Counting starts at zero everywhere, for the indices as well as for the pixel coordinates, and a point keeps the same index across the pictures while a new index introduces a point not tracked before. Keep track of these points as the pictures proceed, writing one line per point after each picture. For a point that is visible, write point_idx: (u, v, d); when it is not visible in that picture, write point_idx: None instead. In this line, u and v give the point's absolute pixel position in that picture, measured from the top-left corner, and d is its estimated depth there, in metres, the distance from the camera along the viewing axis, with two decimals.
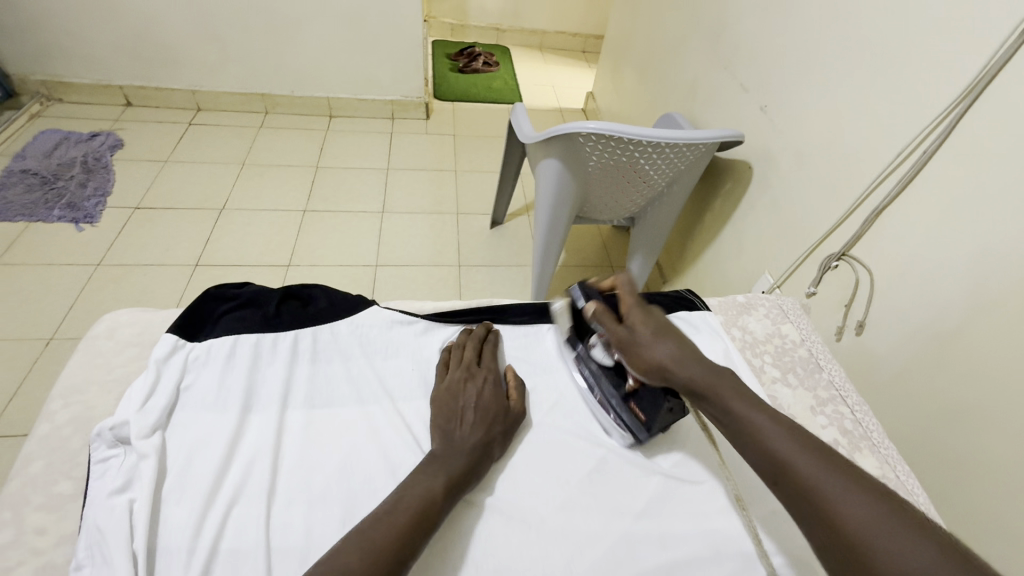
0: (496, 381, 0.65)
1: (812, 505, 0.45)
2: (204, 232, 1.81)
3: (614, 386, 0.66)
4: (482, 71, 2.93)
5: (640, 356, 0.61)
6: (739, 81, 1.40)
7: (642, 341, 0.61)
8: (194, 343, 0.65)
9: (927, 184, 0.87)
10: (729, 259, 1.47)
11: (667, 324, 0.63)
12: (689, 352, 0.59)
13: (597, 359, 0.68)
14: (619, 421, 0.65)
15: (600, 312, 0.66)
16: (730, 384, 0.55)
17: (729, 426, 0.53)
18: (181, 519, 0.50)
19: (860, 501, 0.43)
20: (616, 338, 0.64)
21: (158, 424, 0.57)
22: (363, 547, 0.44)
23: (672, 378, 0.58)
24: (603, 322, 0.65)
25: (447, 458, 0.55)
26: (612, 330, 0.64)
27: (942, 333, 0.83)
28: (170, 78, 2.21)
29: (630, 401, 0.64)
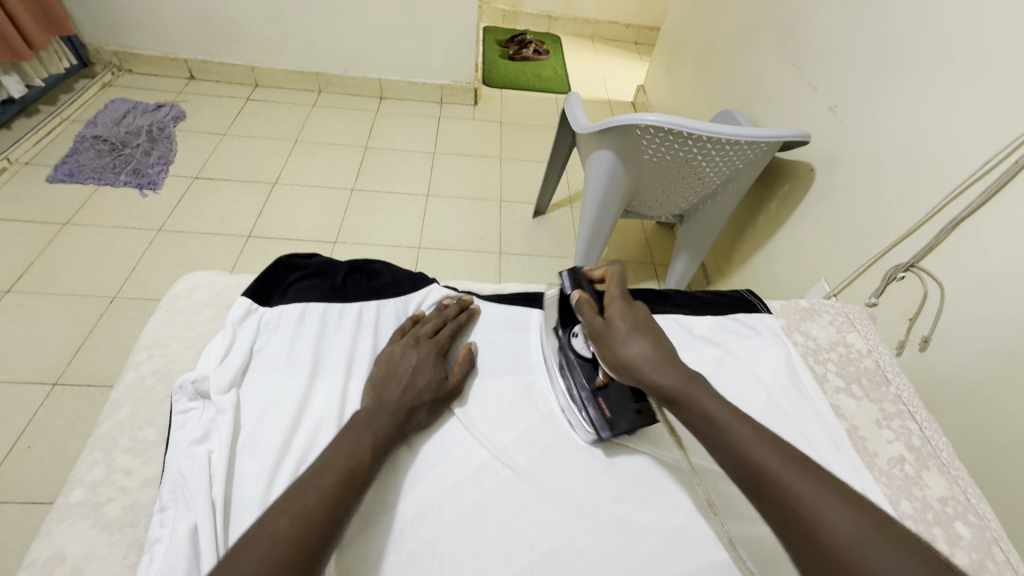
0: (439, 354, 0.65)
1: (785, 513, 0.43)
2: (257, 205, 1.87)
3: (585, 376, 0.64)
4: (533, 58, 2.91)
5: (614, 352, 0.58)
6: (808, 79, 1.35)
7: (616, 336, 0.59)
8: (267, 308, 0.67)
9: (1016, 195, 0.81)
10: (781, 263, 1.42)
11: (646, 321, 0.60)
12: (664, 354, 0.56)
13: (577, 349, 0.65)
14: (586, 415, 0.62)
15: (583, 300, 0.64)
16: (703, 387, 0.53)
17: (698, 425, 0.51)
18: (254, 473, 0.53)
19: (836, 509, 0.42)
20: (593, 328, 0.61)
21: (234, 381, 0.59)
22: (292, 512, 0.45)
23: (645, 382, 0.55)
24: (584, 311, 0.63)
25: (373, 419, 0.55)
26: (591, 320, 0.62)
27: (1020, 355, 0.78)
28: (232, 54, 2.28)
29: (599, 395, 0.62)
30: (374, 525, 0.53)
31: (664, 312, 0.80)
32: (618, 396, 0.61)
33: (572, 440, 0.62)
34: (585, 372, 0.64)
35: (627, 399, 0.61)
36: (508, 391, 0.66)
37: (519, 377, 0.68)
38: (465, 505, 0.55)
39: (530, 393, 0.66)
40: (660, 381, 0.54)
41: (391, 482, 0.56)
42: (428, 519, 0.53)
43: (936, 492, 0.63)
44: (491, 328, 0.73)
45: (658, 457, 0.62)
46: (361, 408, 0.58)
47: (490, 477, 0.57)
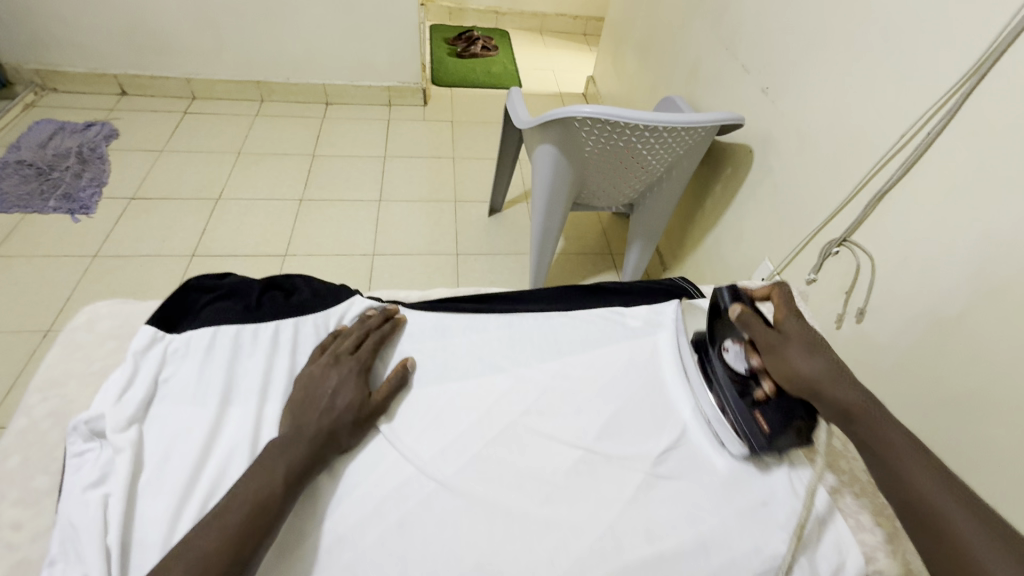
0: (362, 370, 0.62)
1: (965, 567, 0.43)
2: (200, 222, 1.80)
3: (739, 392, 0.63)
4: (481, 55, 2.87)
5: (789, 365, 0.58)
6: (741, 62, 1.36)
7: (792, 352, 0.58)
8: (175, 334, 0.64)
9: (929, 168, 0.84)
10: (729, 246, 1.44)
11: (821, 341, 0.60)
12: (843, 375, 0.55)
13: (730, 364, 0.65)
14: (737, 427, 0.62)
15: (751, 317, 0.63)
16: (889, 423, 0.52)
17: (873, 450, 0.51)
18: (156, 513, 0.50)
19: (1018, 571, 0.41)
20: (764, 340, 0.61)
21: (136, 417, 0.56)
22: (194, 556, 0.43)
23: (823, 398, 0.55)
24: (753, 326, 0.63)
25: (289, 445, 0.53)
26: (761, 334, 0.62)
27: (943, 320, 0.81)
28: (165, 67, 2.18)
29: (757, 409, 0.61)
30: (290, 555, 0.51)
31: (596, 306, 0.79)
32: (784, 407, 0.59)
33: (502, 444, 0.60)
34: (736, 385, 0.63)
35: (793, 414, 0.58)
36: (437, 400, 0.64)
37: (449, 384, 0.66)
38: (389, 524, 0.53)
39: (459, 400, 0.64)
40: (838, 399, 0.54)
41: (311, 508, 0.54)
42: (350, 545, 0.51)
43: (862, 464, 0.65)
44: (419, 335, 0.71)
45: (591, 454, 0.61)
46: (277, 436, 0.55)
47: (415, 492, 0.55)
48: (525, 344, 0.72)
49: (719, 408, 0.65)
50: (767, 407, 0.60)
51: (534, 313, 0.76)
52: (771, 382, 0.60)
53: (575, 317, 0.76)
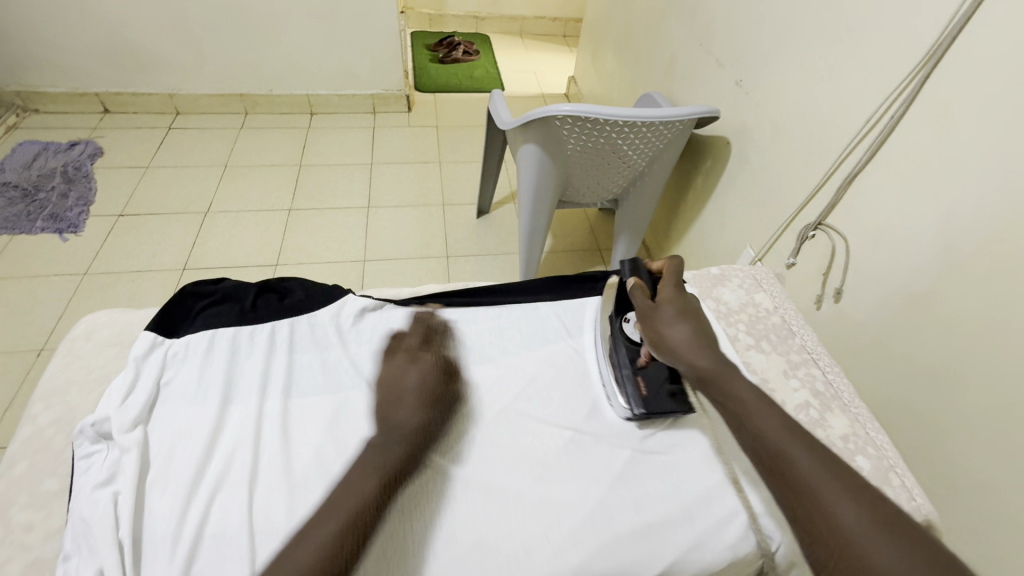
0: None
1: (813, 514, 0.45)
2: (190, 236, 1.81)
3: (628, 359, 0.67)
4: (463, 60, 2.90)
5: (657, 331, 0.62)
6: (715, 56, 1.40)
7: (659, 319, 0.62)
8: (174, 339, 0.66)
9: (895, 150, 0.88)
10: (711, 235, 1.48)
11: (693, 309, 0.63)
12: (702, 340, 0.60)
13: (626, 333, 0.69)
14: (622, 393, 0.66)
15: (637, 285, 0.67)
16: (738, 374, 0.57)
17: (733, 408, 0.54)
18: (164, 508, 0.52)
19: (849, 502, 0.44)
20: (641, 310, 0.65)
21: (140, 419, 0.58)
22: None
23: (683, 363, 0.59)
24: (636, 295, 0.66)
25: None
26: (640, 304, 0.65)
27: (913, 295, 0.85)
28: (147, 83, 2.19)
29: (637, 375, 0.66)
30: None
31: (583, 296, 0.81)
32: (656, 373, 0.66)
33: (493, 430, 0.63)
34: (629, 353, 0.67)
35: (663, 379, 0.66)
36: None
37: (441, 375, 0.68)
38: (389, 508, 0.55)
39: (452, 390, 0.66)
40: (696, 363, 0.58)
41: None
42: None
43: (839, 430, 0.68)
44: (412, 331, 0.72)
45: (580, 435, 0.63)
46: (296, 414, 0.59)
47: (414, 477, 0.57)
48: (514, 335, 0.74)
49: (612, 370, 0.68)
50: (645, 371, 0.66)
51: (523, 305, 0.78)
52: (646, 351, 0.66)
53: (562, 306, 0.79)
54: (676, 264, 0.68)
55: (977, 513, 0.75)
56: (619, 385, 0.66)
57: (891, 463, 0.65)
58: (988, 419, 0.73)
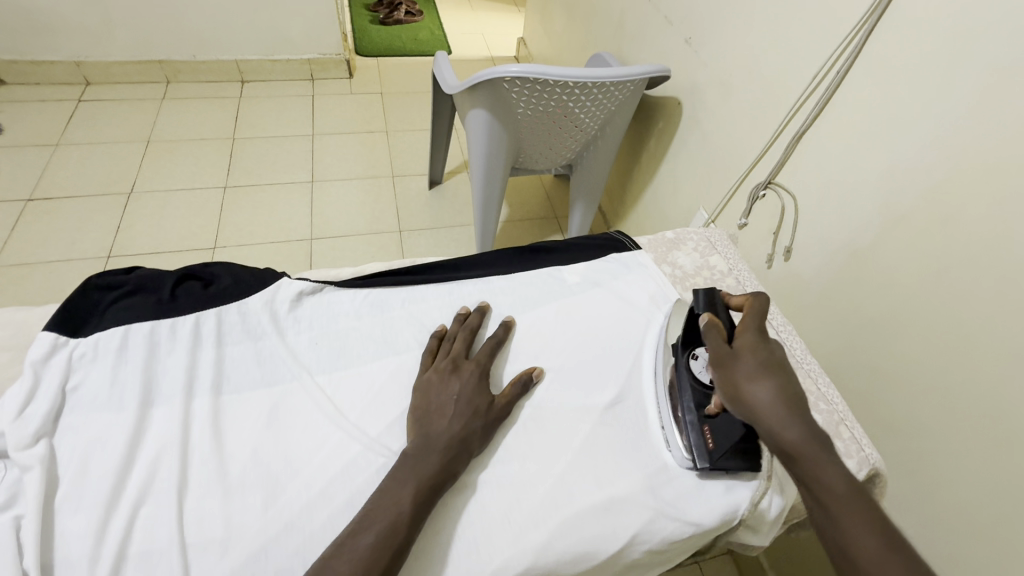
0: None
1: None
2: (113, 220, 1.65)
3: (695, 402, 0.58)
4: (406, 21, 2.73)
5: (733, 384, 0.50)
6: (663, 13, 1.36)
7: (741, 371, 0.51)
8: (80, 338, 0.58)
9: (839, 106, 0.88)
10: (665, 198, 1.47)
11: (782, 363, 0.51)
12: (790, 412, 0.47)
13: (694, 373, 0.60)
14: (685, 440, 0.58)
15: (712, 323, 0.55)
16: (833, 461, 0.46)
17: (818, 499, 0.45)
18: (80, 528, 0.47)
19: None
20: (715, 353, 0.53)
21: (43, 431, 0.51)
22: None
23: (764, 433, 0.48)
24: (710, 333, 0.55)
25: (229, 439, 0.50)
26: (715, 346, 0.54)
27: (857, 250, 0.86)
28: (47, 50, 1.95)
29: (705, 423, 0.57)
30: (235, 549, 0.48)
31: (539, 266, 0.78)
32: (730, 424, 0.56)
33: None
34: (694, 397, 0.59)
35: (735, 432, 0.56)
36: (378, 376, 0.61)
37: (390, 359, 0.63)
38: (338, 504, 0.50)
39: (402, 372, 0.62)
40: (780, 436, 0.47)
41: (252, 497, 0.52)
42: (299, 530, 0.49)
43: None
44: (355, 313, 0.67)
45: (541, 411, 0.61)
46: (408, 444, 0.54)
47: (364, 470, 0.53)
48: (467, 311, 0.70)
49: (675, 413, 0.60)
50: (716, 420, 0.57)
51: (476, 279, 0.74)
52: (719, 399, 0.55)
53: (518, 278, 0.75)
54: (762, 303, 0.57)
55: (911, 453, 0.80)
56: (682, 428, 0.58)
57: (840, 415, 0.66)
58: (925, 366, 0.76)
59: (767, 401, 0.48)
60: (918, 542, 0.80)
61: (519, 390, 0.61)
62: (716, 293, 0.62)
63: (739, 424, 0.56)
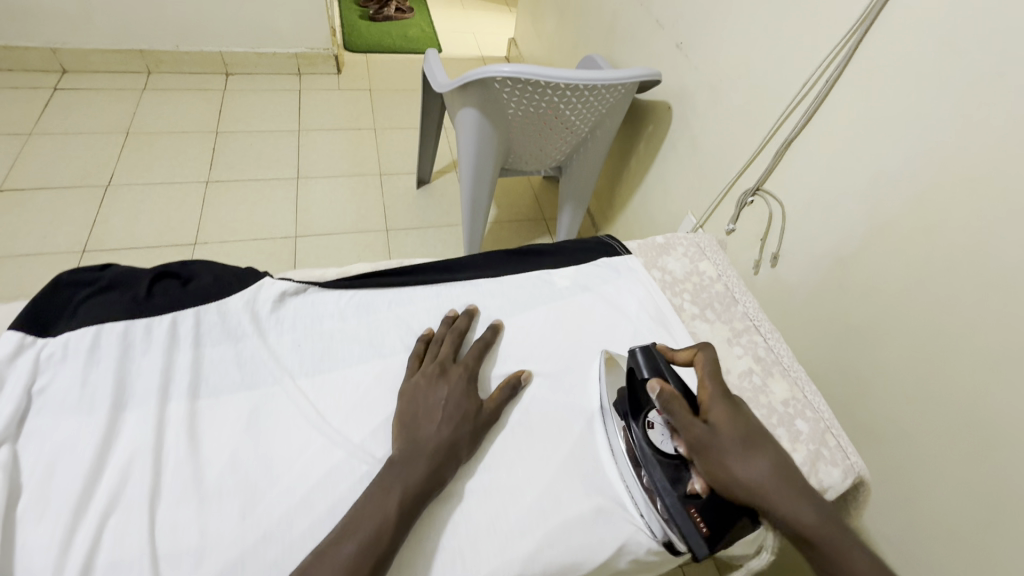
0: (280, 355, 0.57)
1: None
2: (89, 213, 1.60)
3: (670, 480, 0.53)
4: (396, 18, 2.70)
5: (727, 468, 0.50)
6: (655, 18, 1.36)
7: (728, 450, 0.50)
8: (49, 337, 0.56)
9: (828, 116, 0.88)
10: (654, 202, 1.47)
11: (753, 428, 0.52)
12: (789, 485, 0.49)
13: (656, 444, 0.55)
14: (667, 520, 0.52)
15: (672, 396, 0.53)
16: (840, 528, 0.47)
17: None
18: (44, 538, 0.44)
19: None
20: (691, 436, 0.52)
21: (7, 435, 0.49)
22: None
23: (776, 517, 0.48)
24: (675, 412, 0.53)
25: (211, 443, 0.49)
26: (687, 425, 0.52)
27: (843, 259, 0.87)
28: (21, 35, 1.88)
29: (689, 504, 0.51)
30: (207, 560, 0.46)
31: (529, 268, 0.77)
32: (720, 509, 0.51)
33: None
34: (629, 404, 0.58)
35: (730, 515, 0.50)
36: (363, 379, 0.60)
37: (376, 362, 0.61)
38: (319, 513, 0.49)
39: (388, 376, 0.60)
40: (797, 520, 0.47)
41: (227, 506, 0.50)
42: (277, 540, 0.47)
43: (779, 395, 0.69)
44: (340, 314, 0.65)
45: (529, 415, 0.60)
46: (394, 451, 0.52)
47: (347, 477, 0.51)
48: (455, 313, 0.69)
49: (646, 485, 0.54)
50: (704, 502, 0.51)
51: (465, 281, 0.73)
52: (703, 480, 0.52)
53: (507, 281, 0.74)
54: (711, 358, 0.57)
55: (893, 461, 0.81)
56: (666, 517, 0.52)
57: (826, 422, 0.66)
58: (907, 375, 0.77)
59: (763, 475, 0.49)
60: (899, 549, 0.81)
61: (507, 394, 0.60)
62: (652, 350, 0.59)
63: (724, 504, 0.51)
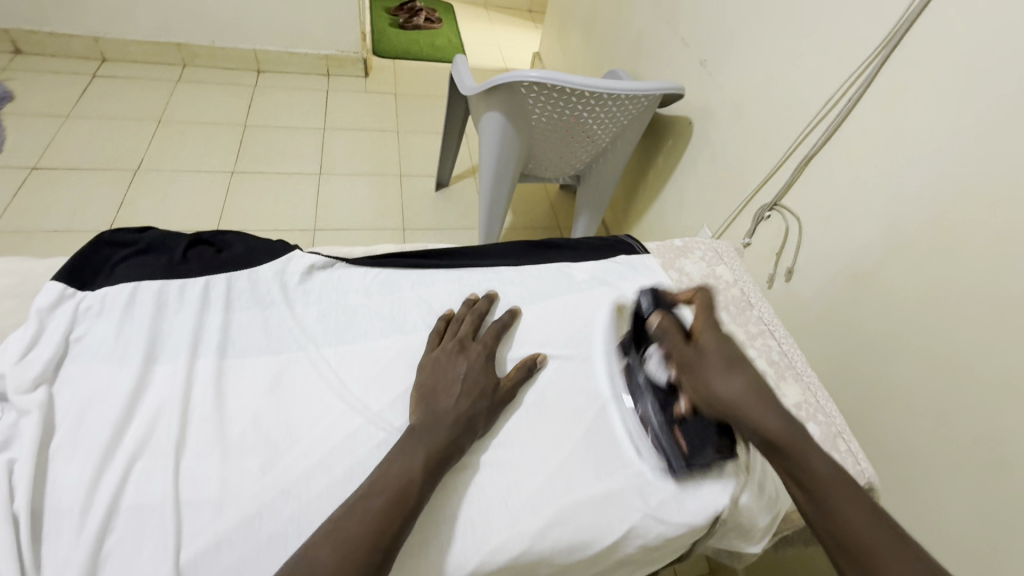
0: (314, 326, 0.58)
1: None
2: (117, 195, 1.64)
3: (660, 404, 0.60)
4: (425, 27, 2.77)
5: (705, 383, 0.54)
6: (680, 36, 1.39)
7: (710, 371, 0.55)
8: (88, 292, 0.58)
9: (849, 133, 0.89)
10: (670, 214, 1.49)
11: (741, 356, 0.56)
12: (762, 400, 0.52)
13: (651, 373, 0.62)
14: (658, 445, 0.58)
15: (665, 324, 0.60)
16: (813, 442, 0.50)
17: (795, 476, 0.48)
18: (73, 476, 0.46)
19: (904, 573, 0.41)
20: (679, 355, 0.57)
21: (44, 377, 0.51)
22: None
23: (744, 425, 0.52)
24: (666, 334, 0.59)
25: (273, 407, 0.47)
26: (677, 347, 0.58)
27: (859, 274, 0.88)
28: (67, 23, 1.96)
29: (676, 425, 0.58)
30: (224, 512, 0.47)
31: (548, 261, 0.79)
32: (703, 424, 0.56)
33: None
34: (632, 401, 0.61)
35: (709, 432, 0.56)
36: (384, 353, 0.61)
37: (397, 338, 0.63)
38: (336, 475, 0.50)
39: (408, 351, 0.62)
40: (762, 426, 0.51)
41: None
42: (294, 497, 0.48)
43: (791, 400, 0.69)
44: (365, 291, 0.67)
45: (544, 397, 0.61)
46: (413, 421, 0.53)
47: (366, 443, 0.53)
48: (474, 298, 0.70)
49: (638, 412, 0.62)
50: (687, 422, 0.57)
51: (486, 269, 0.74)
52: (687, 399, 0.56)
53: (528, 271, 0.75)
54: (707, 299, 0.62)
55: (902, 478, 0.80)
56: (653, 440, 0.59)
57: (838, 428, 0.66)
58: (920, 392, 0.77)
59: (739, 392, 0.53)
60: None
61: (524, 374, 0.61)
62: (659, 293, 0.66)
63: (710, 423, 0.56)
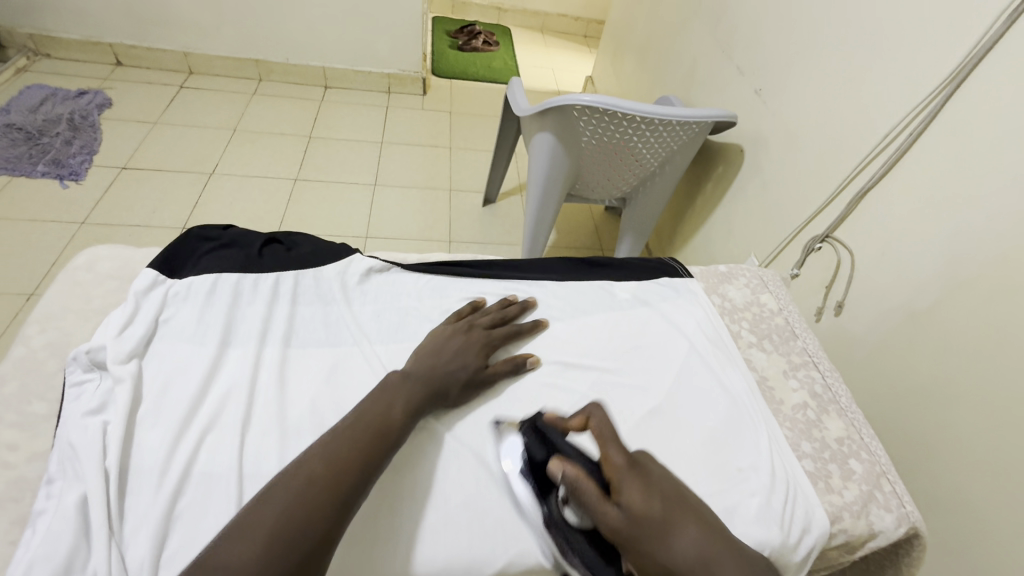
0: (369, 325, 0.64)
1: None
2: (192, 195, 1.79)
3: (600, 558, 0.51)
4: (482, 49, 2.89)
5: (658, 554, 0.48)
6: (736, 65, 1.40)
7: (654, 533, 0.48)
8: (177, 279, 0.65)
9: (910, 168, 0.88)
10: (717, 241, 1.47)
11: (668, 492, 0.51)
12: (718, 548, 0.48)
13: (573, 524, 0.52)
14: None
15: (581, 482, 0.50)
16: None
17: None
18: (154, 441, 0.52)
19: None
20: (609, 523, 0.49)
21: (135, 352, 0.58)
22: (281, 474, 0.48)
23: None
24: (586, 496, 0.50)
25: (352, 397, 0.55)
26: (602, 510, 0.49)
27: (914, 312, 0.85)
28: (163, 39, 2.17)
29: None
30: None
31: (591, 278, 0.81)
32: None
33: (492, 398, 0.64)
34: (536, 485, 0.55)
35: None
36: None
37: None
38: None
39: None
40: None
41: None
42: None
43: (834, 433, 0.68)
44: (416, 294, 0.71)
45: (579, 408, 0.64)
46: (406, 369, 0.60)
47: None
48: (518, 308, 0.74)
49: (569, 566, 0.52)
50: None
51: (531, 282, 0.77)
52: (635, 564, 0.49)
53: (571, 287, 0.78)
54: (602, 423, 0.55)
55: (956, 530, 0.76)
56: None
57: (883, 466, 0.64)
58: (978, 439, 0.73)
59: (694, 548, 0.48)
60: None
61: (509, 369, 0.65)
62: (547, 426, 0.57)
63: None
